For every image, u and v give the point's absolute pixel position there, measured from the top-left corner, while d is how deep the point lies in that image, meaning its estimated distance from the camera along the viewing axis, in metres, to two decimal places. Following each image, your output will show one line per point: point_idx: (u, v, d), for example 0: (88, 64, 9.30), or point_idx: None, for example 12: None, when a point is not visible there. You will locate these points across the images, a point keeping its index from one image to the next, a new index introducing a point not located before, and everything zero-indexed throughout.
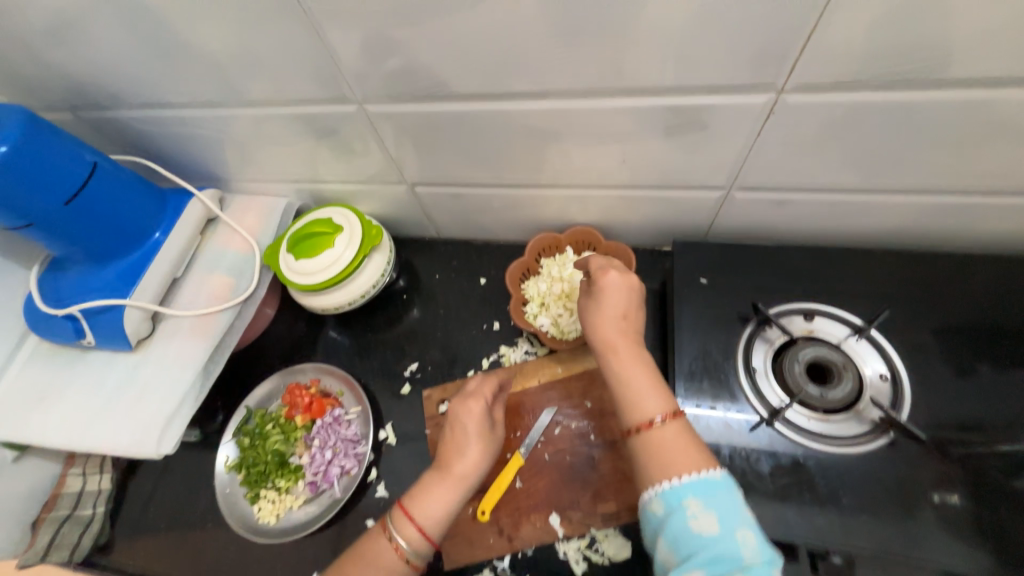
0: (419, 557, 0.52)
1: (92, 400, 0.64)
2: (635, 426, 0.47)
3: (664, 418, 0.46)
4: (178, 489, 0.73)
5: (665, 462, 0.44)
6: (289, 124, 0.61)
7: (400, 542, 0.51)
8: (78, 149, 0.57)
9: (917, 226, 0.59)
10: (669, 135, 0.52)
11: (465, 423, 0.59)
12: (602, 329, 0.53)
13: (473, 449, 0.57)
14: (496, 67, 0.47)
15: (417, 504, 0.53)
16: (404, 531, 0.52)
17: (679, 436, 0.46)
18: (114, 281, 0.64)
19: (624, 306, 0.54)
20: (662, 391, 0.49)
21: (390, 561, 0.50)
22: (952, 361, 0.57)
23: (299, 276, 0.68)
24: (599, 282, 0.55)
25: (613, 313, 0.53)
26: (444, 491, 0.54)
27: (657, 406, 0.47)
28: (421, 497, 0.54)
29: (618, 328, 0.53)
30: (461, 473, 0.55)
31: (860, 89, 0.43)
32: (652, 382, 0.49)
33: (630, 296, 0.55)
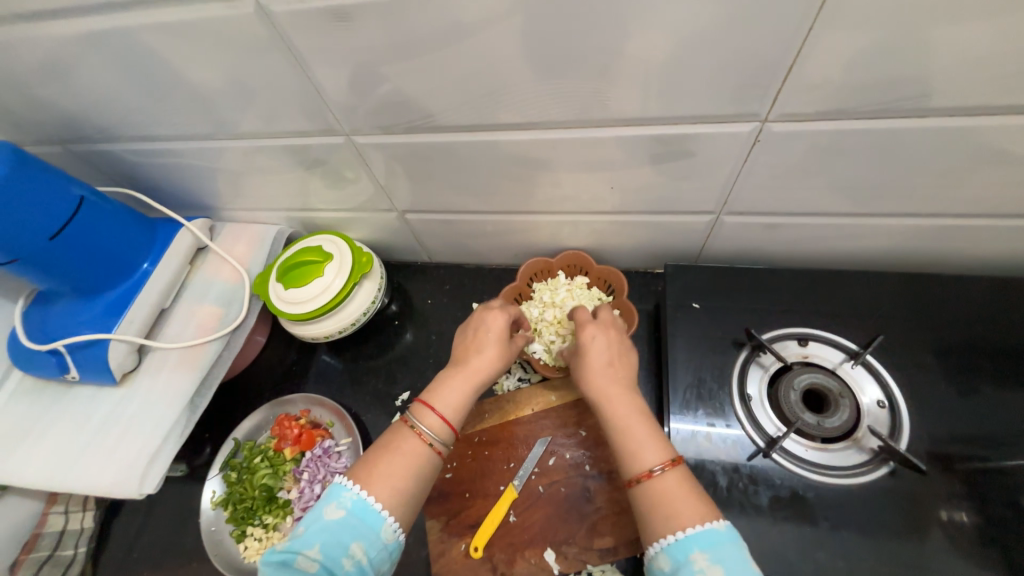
0: (445, 443, 0.50)
1: (74, 437, 0.62)
2: (634, 476, 0.44)
3: (664, 467, 0.44)
4: (162, 526, 0.71)
5: (673, 513, 0.41)
6: (278, 156, 0.61)
7: (425, 430, 0.48)
8: (66, 185, 0.57)
9: (909, 248, 0.59)
10: (656, 162, 0.52)
11: (488, 327, 0.56)
12: (593, 380, 0.51)
13: (494, 349, 0.54)
14: (483, 100, 0.47)
15: (438, 395, 0.51)
16: (428, 421, 0.49)
17: (683, 485, 0.43)
18: (100, 314, 0.63)
19: (608, 352, 0.52)
20: (660, 438, 0.46)
21: (416, 452, 0.48)
22: (951, 384, 0.56)
23: (288, 305, 0.67)
24: (582, 337, 0.55)
25: (597, 361, 0.52)
26: (463, 386, 0.52)
27: (655, 454, 0.45)
28: (441, 391, 0.51)
29: (607, 374, 0.51)
30: (480, 366, 0.53)
31: (844, 119, 0.43)
32: (650, 429, 0.47)
33: (614, 341, 0.54)
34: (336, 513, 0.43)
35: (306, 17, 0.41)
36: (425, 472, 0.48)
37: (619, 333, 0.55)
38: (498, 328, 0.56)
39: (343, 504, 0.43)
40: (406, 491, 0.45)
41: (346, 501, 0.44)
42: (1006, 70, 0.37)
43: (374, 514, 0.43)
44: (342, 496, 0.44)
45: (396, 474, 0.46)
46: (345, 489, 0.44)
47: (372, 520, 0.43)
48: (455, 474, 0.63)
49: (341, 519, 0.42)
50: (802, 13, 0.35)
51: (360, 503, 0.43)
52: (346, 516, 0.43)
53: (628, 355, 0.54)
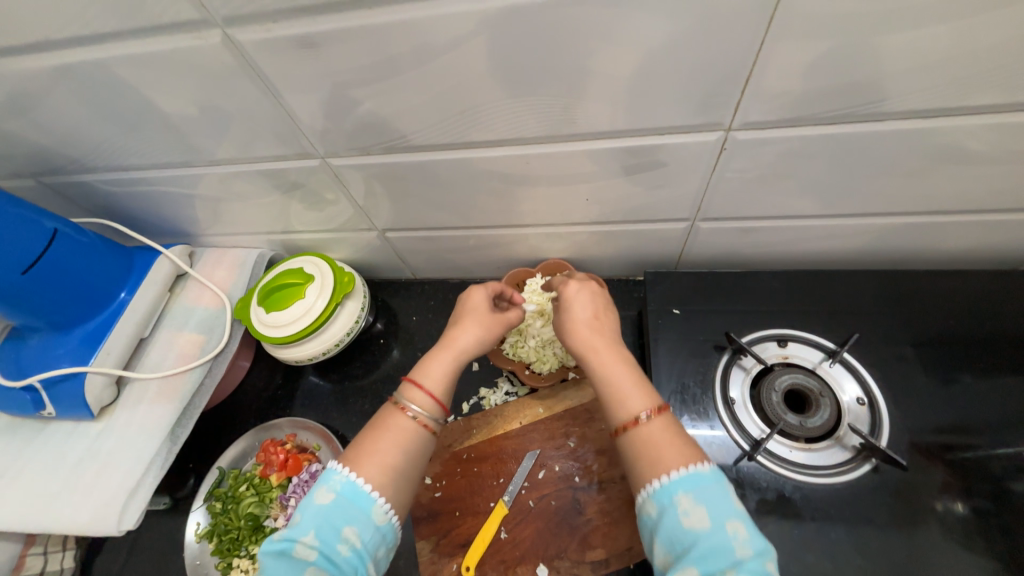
0: (437, 421, 0.49)
1: (52, 473, 0.61)
2: (621, 425, 0.45)
3: (649, 414, 0.44)
4: (146, 563, 0.69)
5: (660, 456, 0.42)
6: (255, 180, 0.61)
7: (409, 405, 0.48)
8: (38, 219, 0.57)
9: (879, 246, 0.60)
10: (628, 173, 0.53)
11: (467, 303, 0.57)
12: (578, 334, 0.51)
13: (473, 322, 0.55)
14: (455, 119, 0.48)
15: (424, 371, 0.50)
16: (412, 396, 0.49)
17: (668, 431, 0.44)
18: (76, 347, 0.62)
19: (591, 306, 0.53)
20: (644, 385, 0.47)
21: (404, 429, 0.47)
22: (934, 376, 0.57)
23: (270, 328, 0.67)
24: (565, 294, 0.56)
25: (582, 316, 0.52)
26: (446, 359, 0.52)
27: (639, 402, 0.45)
28: (426, 367, 0.51)
29: (592, 328, 0.51)
30: (465, 343, 0.53)
31: (804, 125, 0.44)
32: (634, 378, 0.47)
33: (593, 296, 0.55)
34: (327, 498, 0.43)
35: (275, 45, 0.42)
36: (415, 450, 0.47)
37: (596, 289, 0.56)
38: (476, 301, 0.57)
39: (333, 488, 0.43)
40: (394, 467, 0.45)
41: (336, 484, 0.43)
42: (952, 74, 0.38)
43: (365, 495, 0.43)
44: (332, 480, 0.44)
45: (383, 452, 0.46)
46: (334, 473, 0.44)
47: (363, 501, 0.43)
48: (445, 493, 0.62)
49: (332, 502, 0.42)
50: (755, 27, 0.36)
51: (349, 486, 0.43)
52: (337, 499, 0.43)
53: (610, 311, 0.55)
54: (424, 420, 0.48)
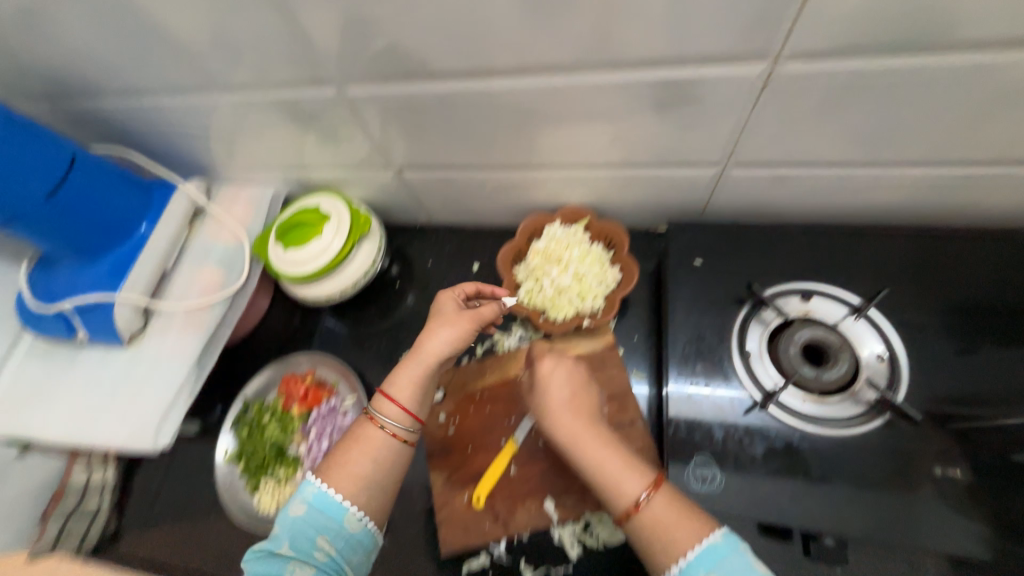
0: (409, 431, 0.52)
1: (88, 395, 0.64)
2: (623, 511, 0.45)
3: (648, 494, 0.44)
4: (181, 479, 0.74)
5: (667, 535, 0.42)
6: (268, 110, 0.59)
7: (377, 416, 0.51)
8: (55, 144, 0.57)
9: (921, 201, 0.57)
10: (660, 111, 0.50)
11: (438, 310, 0.58)
12: (558, 419, 0.51)
13: (441, 324, 0.56)
14: (477, 44, 0.45)
15: (394, 383, 0.53)
16: (382, 409, 0.52)
17: (668, 507, 0.44)
18: (103, 276, 0.64)
19: (568, 388, 0.54)
20: (637, 464, 0.47)
21: (374, 439, 0.50)
22: (952, 340, 0.55)
23: (288, 266, 0.67)
24: (541, 372, 0.56)
25: (556, 399, 0.53)
26: (412, 366, 0.54)
27: (636, 484, 0.45)
28: (394, 378, 0.54)
29: (570, 413, 0.51)
30: (434, 348, 0.54)
31: (860, 56, 0.41)
32: (625, 459, 0.47)
33: (569, 378, 0.55)
34: (300, 509, 0.46)
35: None
36: (386, 458, 0.50)
37: (573, 365, 0.57)
38: (446, 306, 0.58)
39: (305, 499, 0.47)
40: (365, 476, 0.49)
41: (308, 495, 0.47)
42: None
43: (335, 504, 0.46)
44: (305, 491, 0.47)
45: (353, 461, 0.49)
46: (308, 484, 0.48)
47: (334, 510, 0.46)
48: (457, 430, 0.65)
49: (304, 513, 0.46)
50: None
51: (320, 496, 0.47)
52: (310, 510, 0.46)
53: (589, 392, 0.54)
54: (392, 430, 0.51)
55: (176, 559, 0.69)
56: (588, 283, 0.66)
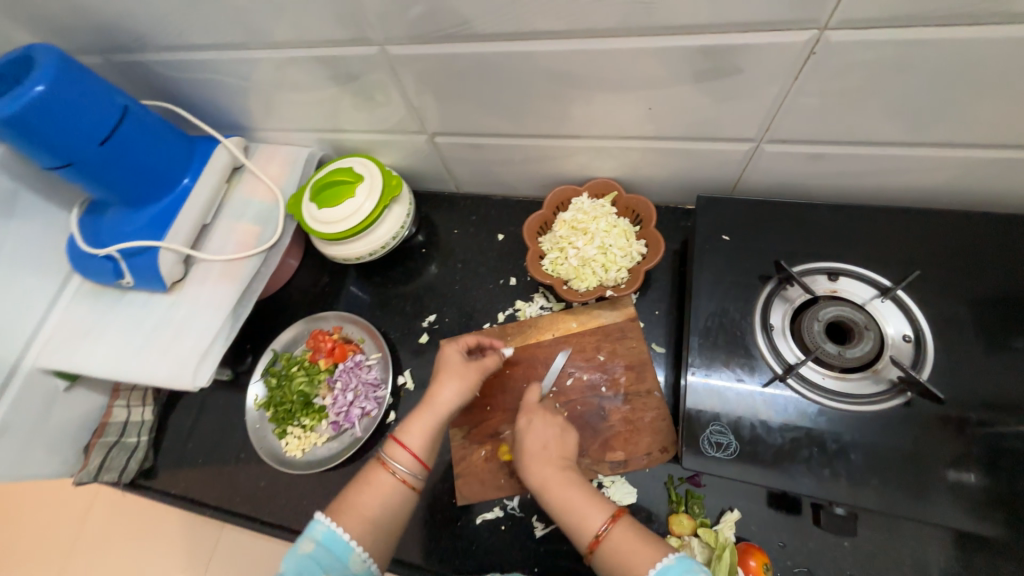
0: (418, 477, 0.55)
1: (132, 338, 0.68)
2: (586, 546, 0.48)
3: (607, 525, 0.47)
4: (213, 423, 0.79)
5: (631, 563, 0.44)
6: (310, 68, 0.60)
7: (391, 461, 0.54)
8: (109, 93, 0.59)
9: (962, 184, 0.56)
10: (699, 80, 0.50)
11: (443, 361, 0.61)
12: (531, 467, 0.54)
13: (450, 376, 0.59)
14: (520, 5, 0.45)
15: (406, 430, 0.56)
16: (395, 455, 0.54)
17: (631, 534, 0.47)
18: (147, 224, 0.67)
19: (543, 436, 0.56)
20: (598, 499, 0.50)
21: (385, 484, 0.53)
22: (983, 338, 0.54)
23: (321, 224, 0.70)
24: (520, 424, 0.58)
25: (531, 449, 0.55)
26: (426, 418, 0.56)
27: (598, 515, 0.48)
28: (406, 425, 0.56)
29: (543, 461, 0.54)
30: (445, 400, 0.57)
31: (911, 26, 0.40)
32: (586, 496, 0.50)
33: (548, 426, 0.57)
34: (307, 547, 0.48)
35: None
36: (395, 502, 0.53)
37: (555, 418, 0.59)
38: (450, 357, 0.61)
39: (314, 537, 0.49)
40: (374, 519, 0.51)
41: (317, 533, 0.49)
42: None
43: (342, 544, 0.48)
44: (314, 530, 0.49)
45: (364, 504, 0.52)
46: (317, 523, 0.50)
47: (341, 550, 0.48)
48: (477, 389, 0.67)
49: (312, 551, 0.48)
50: None
51: (329, 534, 0.49)
52: (318, 548, 0.48)
53: (566, 438, 0.57)
54: (403, 475, 0.54)
55: (207, 495, 0.74)
56: (612, 255, 0.66)
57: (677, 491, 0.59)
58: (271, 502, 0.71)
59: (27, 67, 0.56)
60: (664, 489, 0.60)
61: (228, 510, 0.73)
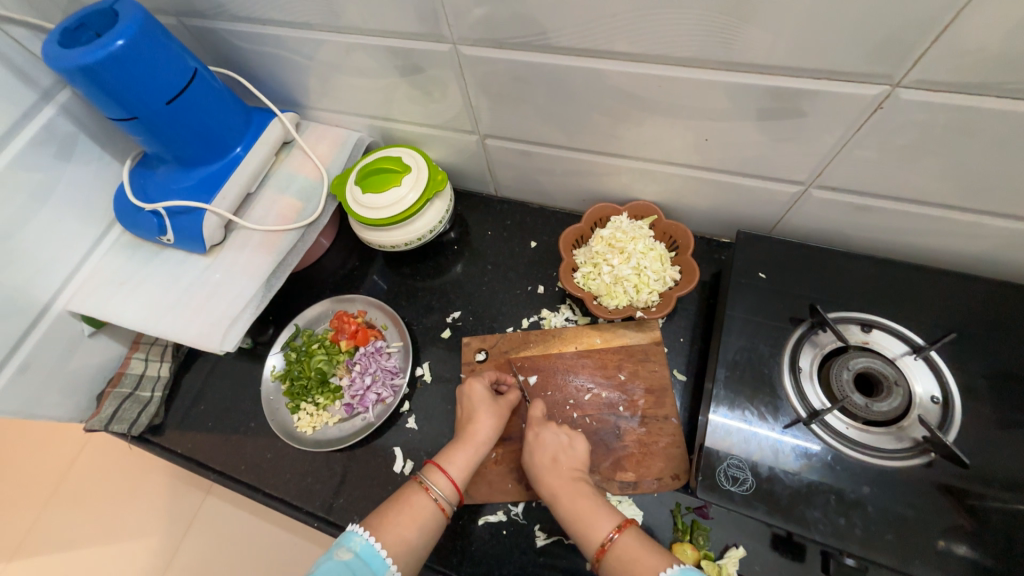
0: (451, 504, 0.56)
1: (165, 293, 0.69)
2: (595, 555, 0.50)
3: (616, 534, 0.51)
4: (226, 389, 0.79)
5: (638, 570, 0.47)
6: (378, 56, 0.62)
7: (433, 488, 0.55)
8: (183, 55, 0.60)
9: (1006, 253, 0.56)
10: (762, 119, 0.51)
11: (471, 398, 0.63)
12: (543, 479, 0.57)
13: (487, 414, 0.61)
14: (599, 23, 0.47)
15: (449, 459, 0.58)
16: (438, 481, 0.56)
17: (636, 542, 0.50)
18: (197, 186, 0.68)
19: (552, 448, 0.59)
20: (606, 508, 0.53)
21: (424, 508, 0.54)
22: (1014, 413, 0.53)
23: (363, 208, 0.71)
24: (528, 437, 0.61)
25: (542, 460, 0.58)
26: (469, 452, 0.59)
27: (605, 524, 0.52)
28: (449, 454, 0.59)
29: (554, 472, 0.57)
30: (483, 436, 0.60)
31: (982, 94, 0.41)
32: (595, 505, 0.54)
33: (557, 435, 0.60)
34: (344, 556, 0.49)
35: None
36: (431, 528, 0.53)
37: (561, 427, 0.61)
38: (477, 395, 0.63)
39: (352, 547, 0.49)
40: (411, 542, 0.51)
41: (355, 544, 0.50)
42: None
43: (378, 560, 0.49)
44: (351, 540, 0.50)
45: (401, 526, 0.52)
46: (356, 534, 0.51)
47: (376, 564, 0.49)
48: None
49: (349, 561, 0.48)
50: None
51: (366, 547, 0.50)
52: (354, 559, 0.49)
53: (575, 447, 0.59)
54: (439, 500, 0.55)
55: (211, 460, 0.75)
56: (646, 277, 0.67)
57: (684, 520, 0.59)
58: (274, 474, 0.72)
59: (110, 19, 0.57)
60: (670, 516, 0.60)
61: (231, 477, 0.73)
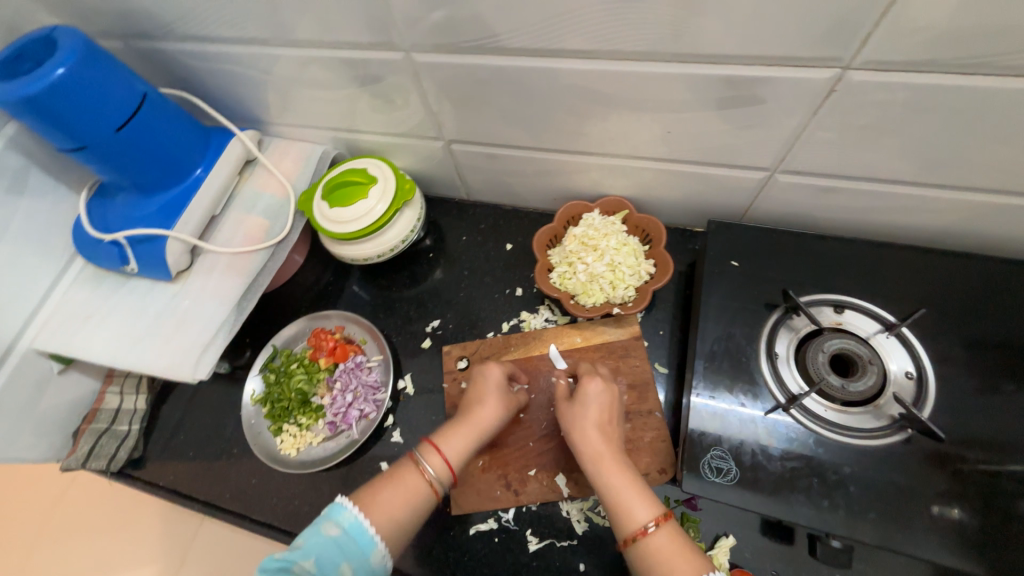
0: (444, 486, 0.54)
1: (133, 324, 0.67)
2: (630, 535, 0.47)
3: (655, 524, 0.46)
4: (207, 416, 0.78)
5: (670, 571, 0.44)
6: (333, 68, 0.60)
7: (429, 471, 0.53)
8: (130, 79, 0.58)
9: (968, 226, 0.57)
10: (720, 108, 0.50)
11: (489, 380, 0.62)
12: (587, 436, 0.54)
13: (497, 401, 0.60)
14: (550, 22, 0.46)
15: (445, 439, 0.56)
16: (433, 462, 0.54)
17: (674, 541, 0.46)
18: (157, 212, 0.66)
19: (599, 407, 0.56)
20: (647, 494, 0.49)
21: (415, 486, 0.52)
22: (984, 382, 0.54)
23: (332, 223, 0.69)
24: (586, 387, 0.58)
25: (596, 420, 0.55)
26: (468, 433, 0.57)
27: (644, 511, 0.48)
28: (446, 435, 0.56)
29: (603, 433, 0.54)
30: (487, 421, 0.58)
31: (930, 71, 0.41)
32: (637, 487, 0.49)
33: (607, 399, 0.57)
34: (332, 532, 0.47)
35: None
36: (420, 508, 0.51)
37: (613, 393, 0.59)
38: (494, 379, 0.62)
39: (340, 524, 0.48)
40: (400, 521, 0.49)
41: (343, 520, 0.48)
42: None
43: (367, 537, 0.48)
44: (340, 515, 0.48)
45: (394, 504, 0.50)
46: (345, 509, 0.48)
47: (364, 541, 0.47)
48: None
49: (337, 537, 0.47)
50: None
51: (354, 523, 0.48)
52: (341, 535, 0.47)
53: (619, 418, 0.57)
54: (433, 481, 0.53)
55: (196, 490, 0.73)
56: (621, 272, 0.66)
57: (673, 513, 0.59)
58: (260, 500, 0.70)
59: (51, 47, 0.55)
60: None
61: (216, 506, 0.72)
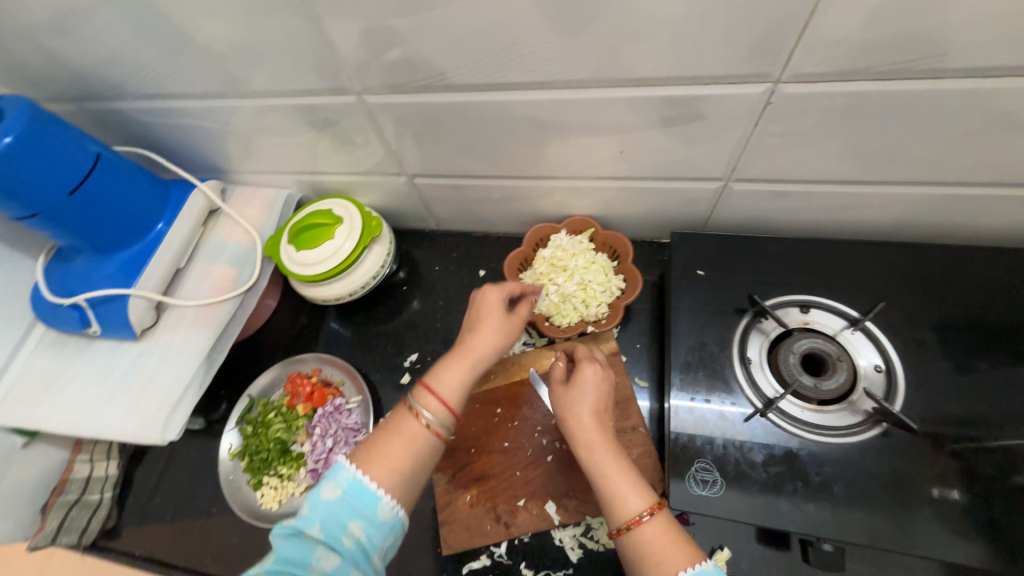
0: (448, 427, 0.50)
1: (98, 387, 0.65)
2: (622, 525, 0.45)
3: (649, 514, 0.45)
4: (183, 475, 0.75)
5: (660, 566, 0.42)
6: (289, 115, 0.61)
7: (426, 416, 0.49)
8: (82, 141, 0.58)
9: (916, 218, 0.59)
10: (666, 126, 0.52)
11: (479, 309, 0.56)
12: (577, 429, 0.51)
13: (491, 328, 0.55)
14: (493, 58, 0.47)
15: (439, 379, 0.52)
16: (429, 405, 0.50)
17: (665, 531, 0.45)
18: (117, 271, 0.65)
19: (592, 394, 0.54)
20: (640, 482, 0.48)
21: (415, 434, 0.49)
22: (950, 368, 0.55)
23: (299, 266, 0.69)
24: (579, 375, 0.55)
25: (592, 409, 0.52)
26: (462, 366, 0.53)
27: (639, 502, 0.46)
28: (440, 374, 0.52)
29: (598, 417, 0.52)
30: (484, 350, 0.53)
31: (856, 80, 0.43)
32: (631, 476, 0.48)
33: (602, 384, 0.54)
34: (332, 494, 0.44)
35: None
36: (423, 454, 0.48)
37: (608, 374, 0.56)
38: (490, 303, 0.56)
39: (339, 485, 0.45)
40: (402, 472, 0.47)
41: (341, 480, 0.45)
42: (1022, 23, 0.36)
43: (369, 493, 0.45)
44: (339, 476, 0.45)
45: (394, 457, 0.47)
46: (343, 469, 0.46)
47: (367, 498, 0.44)
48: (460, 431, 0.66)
49: (338, 498, 0.44)
50: None
51: (353, 483, 0.45)
52: (343, 495, 0.44)
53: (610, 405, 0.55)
54: (431, 425, 0.49)
55: (175, 556, 0.70)
56: (592, 290, 0.67)
57: None
58: (243, 560, 0.67)
59: None
60: None
61: (197, 571, 0.68)
